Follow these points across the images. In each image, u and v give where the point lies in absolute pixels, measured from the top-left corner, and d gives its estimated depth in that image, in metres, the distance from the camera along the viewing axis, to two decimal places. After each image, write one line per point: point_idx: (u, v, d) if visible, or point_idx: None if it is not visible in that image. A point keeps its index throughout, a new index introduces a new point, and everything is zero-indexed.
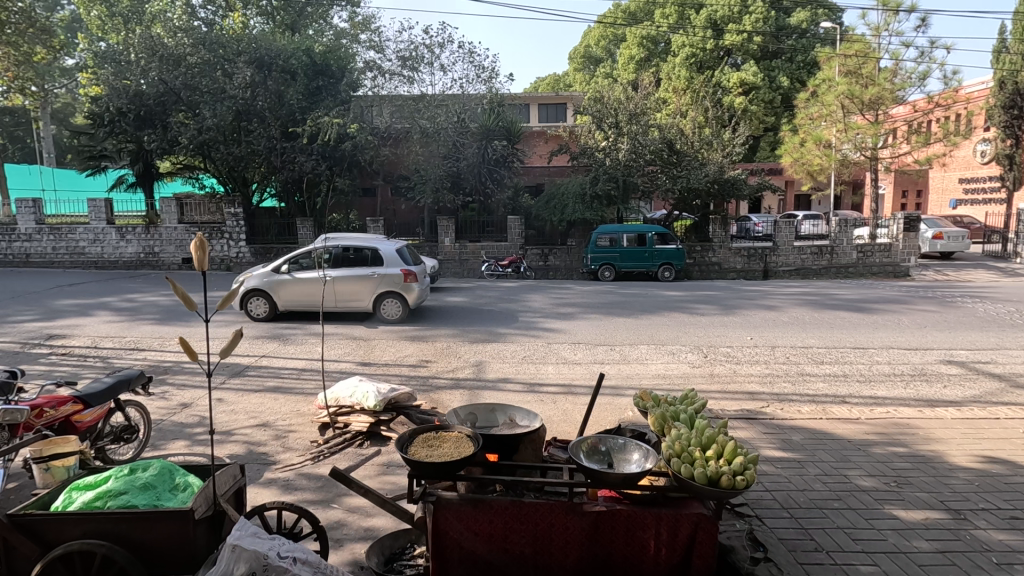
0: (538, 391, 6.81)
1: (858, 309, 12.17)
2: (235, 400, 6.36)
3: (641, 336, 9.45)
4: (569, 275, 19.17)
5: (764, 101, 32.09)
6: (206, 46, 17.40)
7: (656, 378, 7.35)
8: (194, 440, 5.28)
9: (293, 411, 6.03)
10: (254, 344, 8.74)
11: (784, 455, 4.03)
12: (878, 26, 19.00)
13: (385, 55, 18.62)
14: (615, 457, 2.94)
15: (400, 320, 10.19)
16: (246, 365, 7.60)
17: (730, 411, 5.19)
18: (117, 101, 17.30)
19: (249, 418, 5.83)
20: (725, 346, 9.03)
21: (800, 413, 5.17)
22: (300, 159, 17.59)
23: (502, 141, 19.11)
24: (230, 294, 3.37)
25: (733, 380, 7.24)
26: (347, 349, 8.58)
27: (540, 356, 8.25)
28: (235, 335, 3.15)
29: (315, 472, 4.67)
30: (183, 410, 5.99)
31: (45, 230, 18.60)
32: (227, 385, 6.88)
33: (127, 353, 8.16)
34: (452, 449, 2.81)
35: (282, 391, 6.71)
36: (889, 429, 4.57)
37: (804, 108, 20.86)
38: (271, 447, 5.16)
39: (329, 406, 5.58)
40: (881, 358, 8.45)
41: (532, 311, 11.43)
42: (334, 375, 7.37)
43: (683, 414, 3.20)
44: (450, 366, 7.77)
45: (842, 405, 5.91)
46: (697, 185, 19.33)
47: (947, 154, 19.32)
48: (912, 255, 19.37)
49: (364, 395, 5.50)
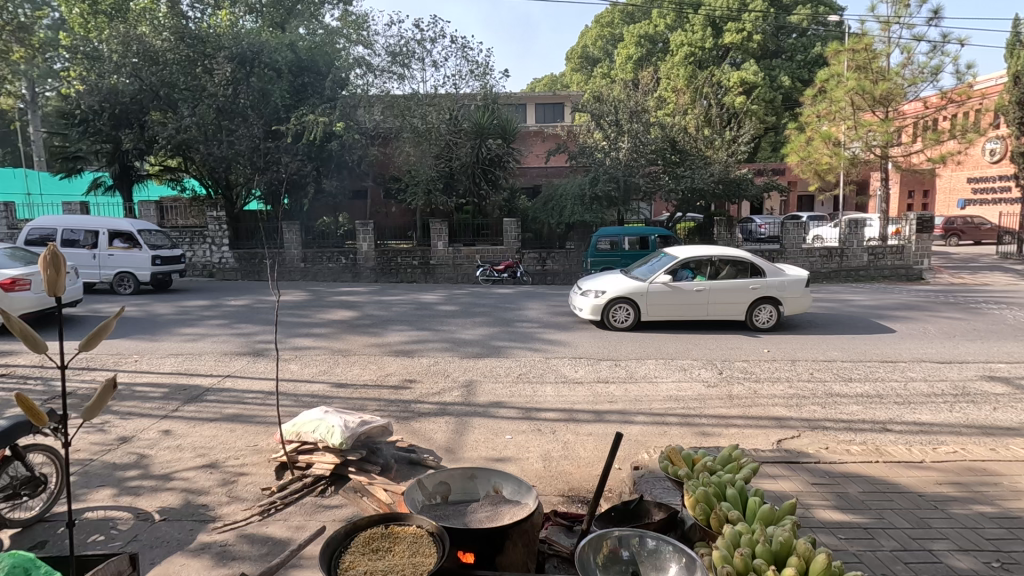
0: (534, 419, 5.93)
1: (877, 316, 11.35)
2: (183, 433, 5.48)
3: (648, 350, 8.61)
4: (569, 280, 18.41)
5: (764, 100, 31.17)
6: (186, 40, 16.59)
7: (668, 401, 6.49)
8: (122, 488, 4.41)
9: (248, 447, 5.16)
10: (219, 361, 7.87)
11: (845, 519, 3.19)
12: (887, 20, 18.32)
13: (373, 50, 17.84)
14: (644, 564, 2.36)
15: (382, 336, 9.31)
16: (205, 389, 6.74)
17: (764, 451, 4.34)
18: (90, 99, 16.38)
19: (196, 456, 4.96)
20: (742, 361, 8.21)
21: (849, 451, 4.30)
22: (285, 160, 16.85)
23: (497, 140, 17.94)
24: (96, 331, 2.44)
25: (757, 404, 6.39)
26: (324, 367, 7.72)
27: (537, 375, 7.39)
28: (105, 390, 2.35)
29: (262, 533, 3.82)
30: (118, 448, 5.12)
31: (16, 236, 17.69)
32: (178, 413, 6.01)
33: (74, 375, 7.30)
34: (404, 559, 2.21)
35: (240, 420, 5.85)
36: (967, 477, 3.73)
37: (811, 105, 20.15)
38: (215, 496, 4.30)
39: (288, 442, 4.77)
40: (914, 374, 7.62)
41: (529, 321, 10.55)
42: (304, 399, 6.52)
43: (731, 493, 2.52)
44: (435, 388, 6.90)
45: (888, 439, 5.08)
46: (702, 184, 18.55)
47: (961, 153, 18.60)
48: (925, 257, 18.70)
49: (328, 430, 4.68)
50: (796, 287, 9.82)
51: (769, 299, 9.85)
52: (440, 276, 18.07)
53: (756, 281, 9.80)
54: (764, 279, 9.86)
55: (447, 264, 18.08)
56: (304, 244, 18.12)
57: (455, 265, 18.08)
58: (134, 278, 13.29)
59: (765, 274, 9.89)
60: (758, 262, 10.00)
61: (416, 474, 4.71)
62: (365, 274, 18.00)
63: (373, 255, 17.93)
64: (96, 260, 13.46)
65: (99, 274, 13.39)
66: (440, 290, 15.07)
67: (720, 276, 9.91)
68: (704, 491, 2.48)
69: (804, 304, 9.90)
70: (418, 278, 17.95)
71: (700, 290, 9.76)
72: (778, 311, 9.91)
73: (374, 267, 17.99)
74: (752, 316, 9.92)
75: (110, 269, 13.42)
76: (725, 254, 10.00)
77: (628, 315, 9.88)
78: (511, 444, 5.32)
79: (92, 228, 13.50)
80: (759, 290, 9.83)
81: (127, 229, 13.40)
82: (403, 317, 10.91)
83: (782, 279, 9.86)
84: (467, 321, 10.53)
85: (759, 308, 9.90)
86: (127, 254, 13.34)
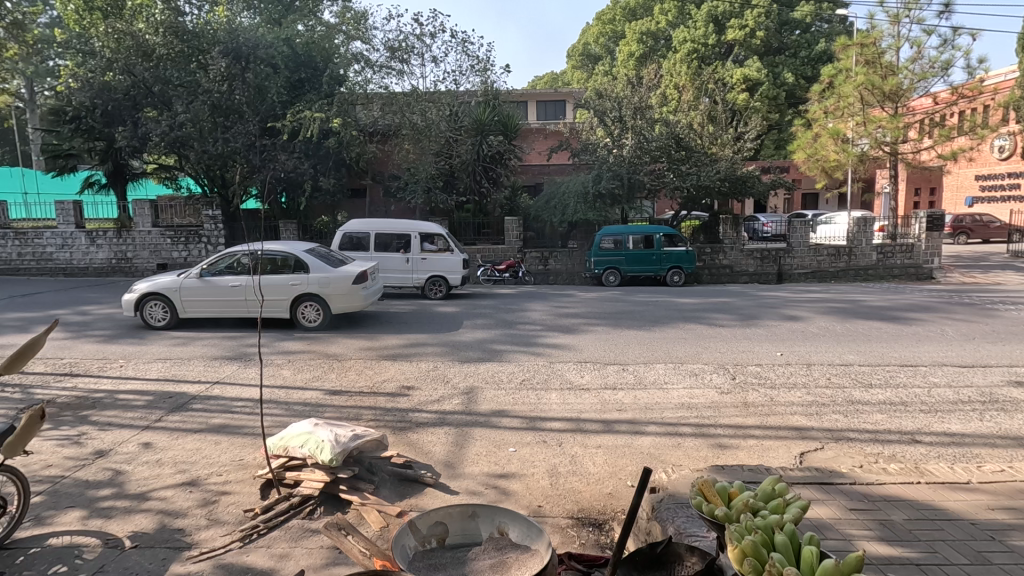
0: (539, 430, 5.57)
1: (890, 317, 10.98)
2: (164, 447, 5.13)
3: (656, 354, 8.25)
4: (571, 279, 18.10)
5: (767, 98, 30.59)
6: (179, 36, 16.24)
7: (680, 409, 6.14)
8: (92, 509, 4.05)
9: (232, 462, 4.81)
10: (208, 367, 7.53)
11: (898, 554, 2.82)
12: (897, 13, 17.93)
13: (372, 46, 17.46)
14: None
15: (380, 339, 8.97)
16: (192, 397, 6.39)
17: (794, 470, 3.96)
18: (82, 95, 16.02)
19: (176, 473, 4.61)
20: (755, 365, 7.85)
21: (885, 470, 3.95)
22: (282, 158, 16.49)
23: (498, 136, 17.57)
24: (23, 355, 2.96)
25: (775, 413, 6.02)
26: (318, 372, 7.38)
27: (540, 381, 7.03)
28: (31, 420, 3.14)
29: (240, 564, 3.46)
30: (92, 464, 4.77)
31: (8, 236, 17.36)
32: (162, 423, 5.67)
33: (55, 382, 6.95)
34: None
35: (227, 431, 5.49)
36: (1022, 503, 3.37)
37: (818, 100, 19.74)
38: (194, 519, 3.94)
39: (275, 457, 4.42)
40: (937, 379, 7.26)
41: (531, 323, 10.19)
42: (296, 408, 6.17)
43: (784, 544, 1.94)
44: (434, 395, 6.54)
45: (920, 458, 4.71)
46: (709, 182, 18.25)
47: (973, 149, 18.19)
48: (935, 256, 18.35)
49: (317, 446, 4.35)
50: (340, 285, 9.47)
51: (311, 297, 9.50)
52: None
53: (295, 278, 9.44)
54: (306, 276, 9.51)
55: None
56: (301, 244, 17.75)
57: None
58: (446, 282, 13.23)
59: (309, 270, 9.53)
60: (304, 258, 9.64)
61: (413, 492, 4.38)
62: None
63: None
64: (410, 264, 13.28)
65: (411, 278, 13.27)
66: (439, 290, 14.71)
67: (266, 273, 9.55)
68: (753, 540, 1.92)
69: (351, 302, 9.55)
70: None
71: (232, 286, 9.41)
72: (326, 309, 9.55)
73: None
74: (299, 315, 9.56)
75: (423, 273, 13.29)
76: (271, 250, 9.67)
77: (156, 313, 9.56)
78: (514, 458, 4.96)
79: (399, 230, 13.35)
80: (305, 289, 9.45)
81: (439, 233, 13.27)
82: (401, 319, 10.55)
83: (328, 278, 9.48)
84: (467, 324, 10.16)
85: (307, 306, 9.53)
86: (442, 258, 13.22)
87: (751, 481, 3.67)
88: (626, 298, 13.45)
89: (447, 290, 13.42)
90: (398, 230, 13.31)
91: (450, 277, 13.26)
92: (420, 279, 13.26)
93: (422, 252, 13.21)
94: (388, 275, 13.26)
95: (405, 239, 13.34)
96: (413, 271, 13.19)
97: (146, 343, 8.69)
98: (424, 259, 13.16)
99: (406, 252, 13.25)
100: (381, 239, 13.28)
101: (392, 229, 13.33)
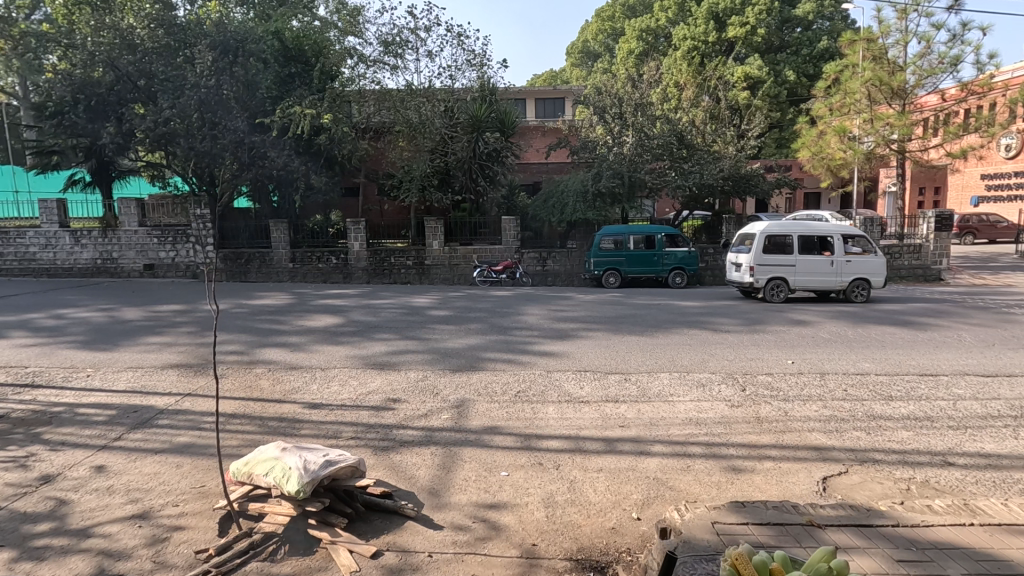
0: (534, 450, 5.08)
1: (903, 322, 10.48)
2: (119, 471, 4.63)
3: (660, 362, 7.76)
4: (570, 281, 17.62)
5: (769, 96, 30.00)
6: (163, 27, 15.71)
7: (687, 425, 5.65)
8: (23, 550, 3.57)
9: (191, 489, 4.31)
10: (181, 376, 7.03)
11: None
12: (904, 8, 17.46)
13: (365, 40, 16.97)
14: None
15: (366, 347, 8.48)
16: (159, 411, 5.90)
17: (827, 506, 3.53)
18: (61, 90, 15.54)
19: (127, 503, 4.12)
20: (765, 374, 7.36)
21: (933, 505, 3.50)
22: (271, 155, 16.02)
23: (495, 133, 17.08)
24: None
25: (791, 430, 5.53)
26: (298, 383, 6.89)
27: (537, 394, 6.52)
28: None
29: None
30: (34, 492, 4.28)
31: None
32: (122, 441, 5.19)
33: (12, 393, 6.46)
34: None
35: (191, 451, 5.01)
36: None
37: (824, 97, 19.21)
38: (138, 561, 3.46)
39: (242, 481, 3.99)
40: (961, 391, 6.76)
41: (528, 329, 9.69)
42: (271, 424, 5.67)
43: None
44: (421, 409, 6.03)
45: (963, 495, 4.21)
46: (712, 180, 17.79)
47: (983, 146, 17.68)
48: (944, 256, 17.91)
49: (284, 474, 3.87)
50: None
51: None
52: (436, 277, 17.32)
53: None
54: None
55: (443, 264, 17.30)
56: (292, 243, 17.25)
57: (451, 266, 17.30)
58: (871, 284, 12.75)
59: None
60: None
61: (392, 527, 3.90)
62: (356, 275, 17.20)
63: (365, 255, 17.14)
64: (832, 267, 12.78)
65: (837, 282, 12.76)
66: (433, 292, 14.20)
67: None
68: None
69: None
70: (412, 279, 17.23)
71: None
72: None
73: (366, 267, 17.19)
74: None
75: (848, 276, 12.78)
76: None
77: None
78: (506, 485, 4.47)
79: (819, 229, 12.91)
80: None
81: (865, 235, 12.80)
82: (392, 323, 10.07)
83: None
84: (461, 329, 9.69)
85: None
86: (868, 260, 12.71)
87: (783, 522, 3.18)
88: (628, 300, 12.95)
89: (868, 293, 12.92)
90: (819, 232, 12.84)
91: (876, 280, 12.76)
92: (845, 282, 12.75)
93: (849, 254, 12.70)
94: (812, 279, 12.73)
95: (826, 241, 12.88)
96: (839, 274, 12.67)
97: (116, 350, 8.20)
98: (853, 262, 12.63)
99: (830, 253, 12.75)
100: (805, 241, 12.85)
101: (811, 230, 12.88)
